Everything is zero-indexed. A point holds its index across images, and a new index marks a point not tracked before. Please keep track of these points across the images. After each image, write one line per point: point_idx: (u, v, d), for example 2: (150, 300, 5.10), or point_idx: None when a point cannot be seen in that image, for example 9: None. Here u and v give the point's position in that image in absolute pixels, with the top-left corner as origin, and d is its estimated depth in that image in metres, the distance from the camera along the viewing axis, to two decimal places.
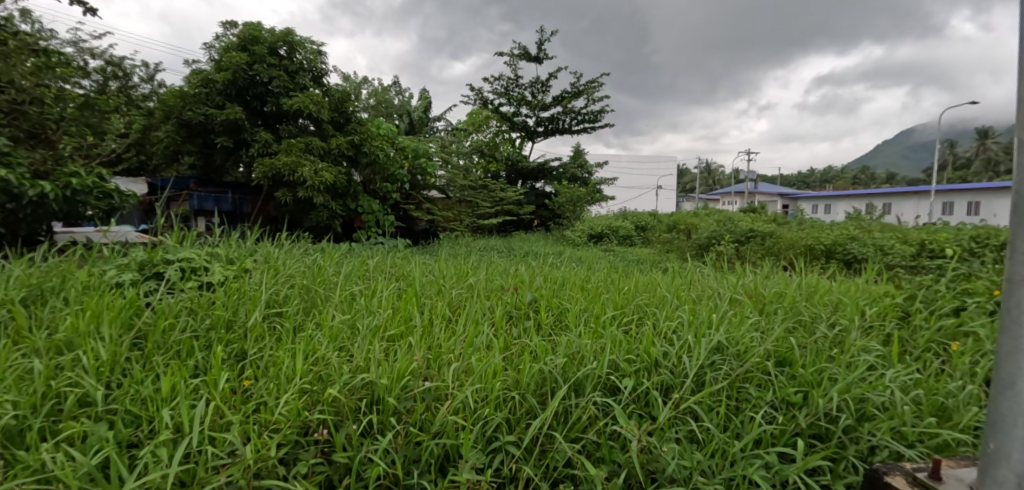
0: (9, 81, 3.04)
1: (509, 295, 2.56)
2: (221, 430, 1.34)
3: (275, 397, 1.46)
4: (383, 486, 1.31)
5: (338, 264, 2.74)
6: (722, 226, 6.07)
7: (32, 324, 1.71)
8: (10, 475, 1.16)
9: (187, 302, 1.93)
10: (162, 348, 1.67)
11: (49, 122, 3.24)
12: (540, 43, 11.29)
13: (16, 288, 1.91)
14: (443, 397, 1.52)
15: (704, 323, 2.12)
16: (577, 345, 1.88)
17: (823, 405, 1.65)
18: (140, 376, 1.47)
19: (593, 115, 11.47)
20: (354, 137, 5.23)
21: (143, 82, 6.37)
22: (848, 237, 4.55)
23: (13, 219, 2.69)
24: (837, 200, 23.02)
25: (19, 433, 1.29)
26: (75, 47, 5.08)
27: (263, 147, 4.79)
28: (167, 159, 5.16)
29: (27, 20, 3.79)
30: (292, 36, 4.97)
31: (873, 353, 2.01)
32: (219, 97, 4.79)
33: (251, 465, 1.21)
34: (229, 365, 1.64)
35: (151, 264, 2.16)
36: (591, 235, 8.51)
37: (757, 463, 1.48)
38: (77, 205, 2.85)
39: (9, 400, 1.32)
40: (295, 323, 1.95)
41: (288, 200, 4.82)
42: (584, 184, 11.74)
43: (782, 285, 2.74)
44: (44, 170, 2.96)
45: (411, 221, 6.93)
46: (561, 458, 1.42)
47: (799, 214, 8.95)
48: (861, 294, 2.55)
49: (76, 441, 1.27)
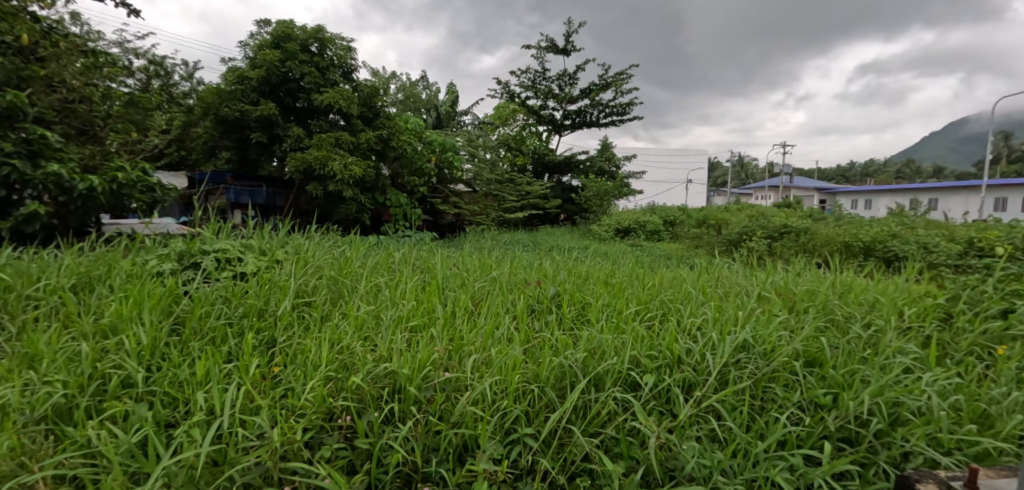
0: (60, 81, 3.18)
1: (532, 288, 2.56)
2: (251, 414, 1.40)
3: (302, 384, 1.50)
4: (402, 472, 1.34)
5: (364, 256, 2.80)
6: (754, 221, 5.90)
7: (80, 310, 1.81)
8: (60, 449, 1.25)
9: (222, 291, 2.00)
10: (198, 334, 1.76)
11: (97, 119, 3.40)
12: (567, 36, 11.12)
13: (66, 275, 2.03)
14: (463, 388, 1.54)
15: (730, 321, 2.09)
16: (597, 339, 1.87)
17: (853, 408, 1.62)
18: (177, 360, 1.54)
19: (621, 108, 11.26)
20: (382, 131, 5.33)
21: (183, 81, 6.59)
22: (889, 234, 4.34)
23: (65, 211, 2.88)
24: (878, 195, 22.09)
25: (67, 411, 1.38)
26: (120, 48, 5.29)
27: (295, 142, 4.94)
28: (205, 153, 5.34)
29: (76, 23, 3.97)
30: (323, 33, 5.06)
31: (909, 355, 1.96)
32: (254, 94, 4.94)
33: (277, 448, 1.26)
34: (260, 351, 1.71)
35: (188, 255, 2.24)
36: (617, 230, 8.42)
37: (781, 465, 1.46)
38: (122, 198, 2.99)
39: (59, 379, 1.41)
40: (322, 312, 2.01)
41: (318, 193, 4.97)
42: (611, 179, 11.60)
43: (813, 283, 2.66)
44: (93, 165, 3.14)
45: (438, 215, 6.96)
46: (580, 452, 1.43)
47: (838, 210, 8.58)
48: (900, 294, 2.46)
49: (117, 419, 1.35)
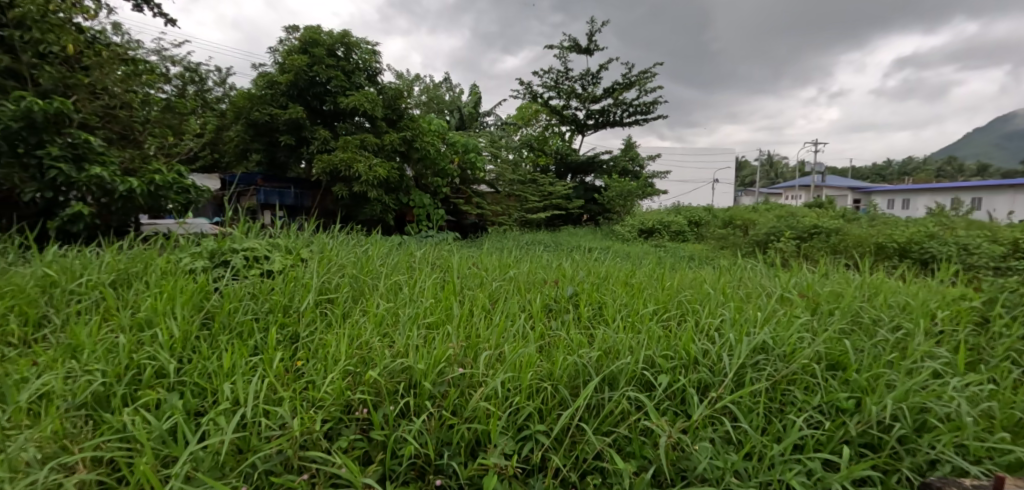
0: (102, 88, 3.36)
1: (549, 288, 2.57)
2: (274, 404, 1.46)
3: (322, 377, 1.56)
4: (416, 464, 1.38)
5: (386, 255, 2.86)
6: (783, 221, 5.76)
7: (119, 304, 1.92)
8: (98, 433, 1.34)
9: (250, 288, 2.09)
10: (226, 328, 1.84)
11: (136, 124, 3.57)
12: (590, 35, 11.07)
13: (107, 272, 2.15)
14: (477, 384, 1.57)
15: (749, 322, 2.07)
16: (613, 339, 1.88)
17: (876, 413, 1.58)
18: (206, 353, 1.62)
19: (645, 107, 11.14)
20: (406, 133, 5.43)
21: (216, 86, 6.85)
22: (927, 234, 4.13)
23: (107, 212, 3.04)
24: (918, 194, 21.22)
25: (106, 398, 1.47)
26: (157, 56, 5.53)
27: (322, 144, 5.08)
28: (237, 156, 5.53)
29: (118, 33, 4.17)
30: (349, 37, 5.18)
31: (939, 360, 1.90)
32: (282, 98, 5.10)
33: (297, 438, 1.32)
34: (284, 346, 1.78)
35: (219, 253, 2.34)
36: (641, 230, 8.32)
37: (798, 469, 1.45)
38: (159, 199, 3.14)
39: (98, 368, 1.51)
40: (344, 309, 2.07)
41: (344, 194, 5.09)
42: (634, 179, 11.49)
43: (839, 285, 2.59)
44: (133, 167, 3.30)
45: (461, 215, 7.03)
46: (591, 450, 1.45)
47: (873, 210, 8.27)
48: (932, 296, 2.38)
49: (151, 407, 1.43)
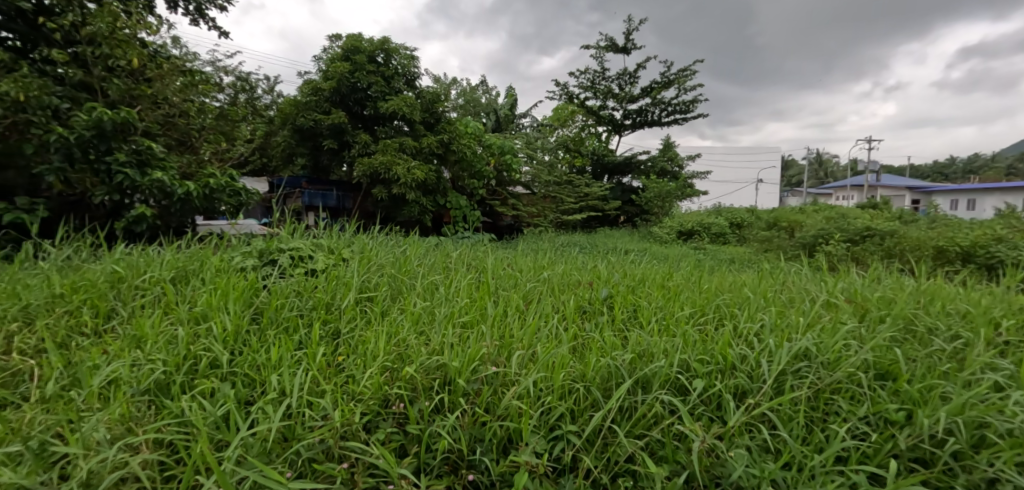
0: (163, 98, 3.59)
1: (584, 290, 2.57)
2: (317, 396, 1.54)
3: (362, 371, 1.62)
4: (450, 459, 1.42)
5: (423, 255, 2.94)
6: (831, 223, 5.51)
7: (178, 299, 2.06)
8: (160, 417, 1.44)
9: (295, 286, 2.19)
10: (274, 323, 1.94)
11: (193, 131, 3.80)
12: (627, 34, 10.95)
13: (168, 269, 2.30)
14: (509, 383, 1.60)
15: (791, 328, 2.00)
16: (646, 342, 1.86)
17: (928, 426, 1.50)
18: (256, 346, 1.72)
19: (684, 105, 10.90)
20: (444, 136, 5.53)
21: (265, 94, 7.19)
22: (993, 233, 3.79)
23: (167, 213, 3.25)
24: (985, 194, 19.80)
25: (166, 385, 1.58)
26: (212, 67, 5.86)
27: (363, 148, 5.24)
28: (284, 160, 5.78)
29: (177, 45, 4.45)
30: (389, 44, 5.34)
31: (1001, 372, 1.78)
32: (326, 104, 5.30)
33: (338, 429, 1.38)
34: (326, 341, 1.86)
35: (267, 252, 2.47)
36: (679, 232, 8.11)
37: (840, 481, 1.39)
38: (213, 202, 3.33)
39: (160, 358, 1.63)
40: (382, 307, 2.15)
41: (383, 196, 5.24)
42: (673, 180, 11.26)
43: (891, 290, 2.47)
44: (190, 172, 3.52)
45: (497, 216, 7.09)
46: (623, 452, 1.44)
47: (933, 211, 7.79)
48: (996, 304, 2.23)
49: (206, 395, 1.53)
